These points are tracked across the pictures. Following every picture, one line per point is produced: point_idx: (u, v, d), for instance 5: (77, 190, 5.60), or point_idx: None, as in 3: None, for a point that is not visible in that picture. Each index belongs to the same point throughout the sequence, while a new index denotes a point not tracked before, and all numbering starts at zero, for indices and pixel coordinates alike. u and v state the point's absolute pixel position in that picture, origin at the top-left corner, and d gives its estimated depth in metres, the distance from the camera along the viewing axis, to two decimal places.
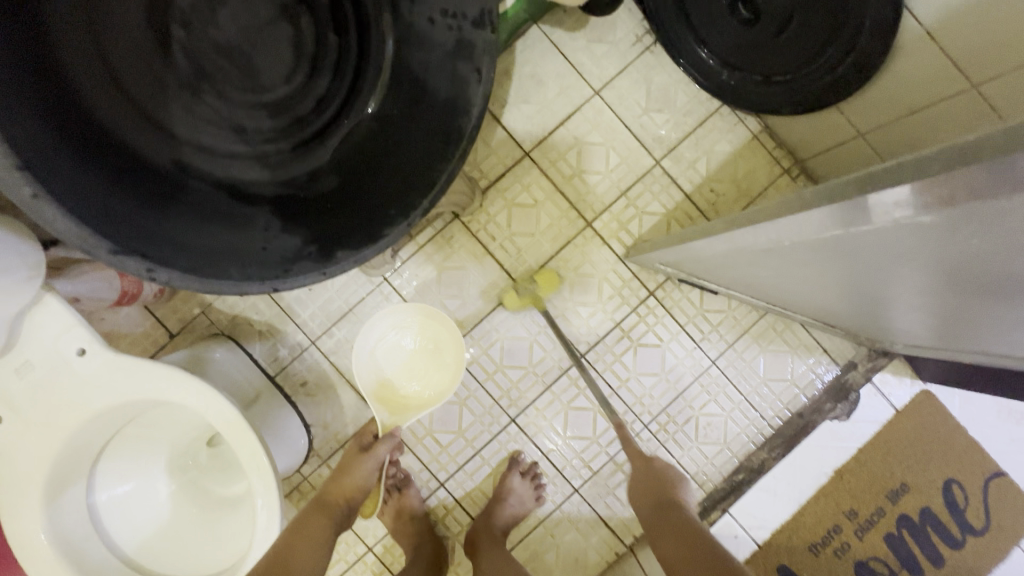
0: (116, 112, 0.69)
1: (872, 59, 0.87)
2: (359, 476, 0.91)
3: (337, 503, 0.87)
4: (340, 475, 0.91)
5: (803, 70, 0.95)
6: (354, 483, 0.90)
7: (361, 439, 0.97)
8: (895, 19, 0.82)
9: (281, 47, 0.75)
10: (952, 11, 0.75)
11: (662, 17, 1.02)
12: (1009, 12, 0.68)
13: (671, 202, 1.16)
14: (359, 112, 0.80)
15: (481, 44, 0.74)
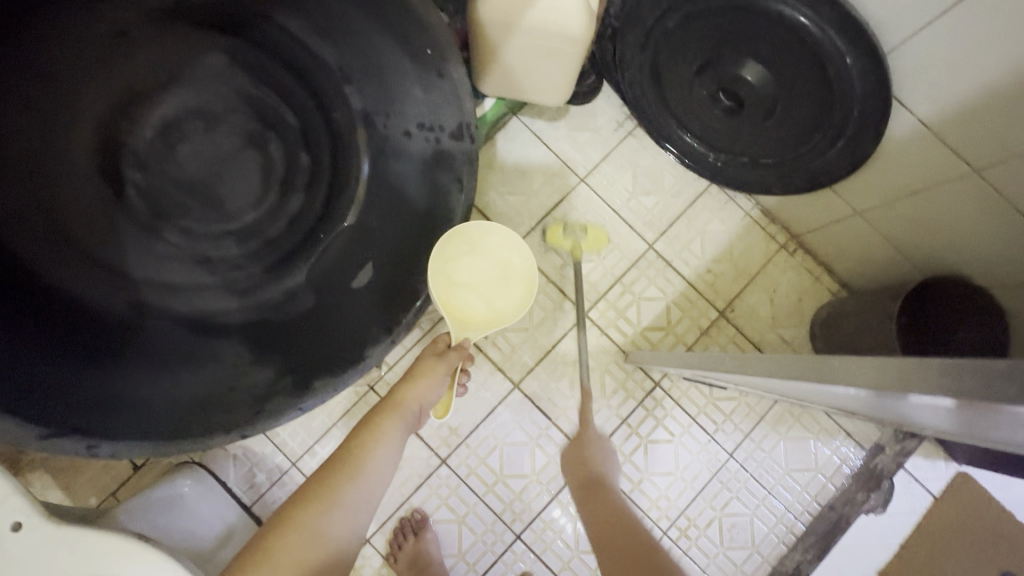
0: (65, 263, 0.64)
1: (863, 146, 0.83)
2: (430, 385, 0.68)
3: (405, 406, 0.68)
4: (411, 373, 0.70)
5: (790, 155, 0.91)
6: (424, 386, 0.68)
7: (434, 344, 0.73)
8: (885, 108, 0.79)
9: (249, 173, 0.71)
10: (955, 107, 0.72)
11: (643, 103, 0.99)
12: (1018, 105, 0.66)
13: (669, 286, 1.11)
14: (335, 228, 0.74)
15: (460, 155, 0.67)
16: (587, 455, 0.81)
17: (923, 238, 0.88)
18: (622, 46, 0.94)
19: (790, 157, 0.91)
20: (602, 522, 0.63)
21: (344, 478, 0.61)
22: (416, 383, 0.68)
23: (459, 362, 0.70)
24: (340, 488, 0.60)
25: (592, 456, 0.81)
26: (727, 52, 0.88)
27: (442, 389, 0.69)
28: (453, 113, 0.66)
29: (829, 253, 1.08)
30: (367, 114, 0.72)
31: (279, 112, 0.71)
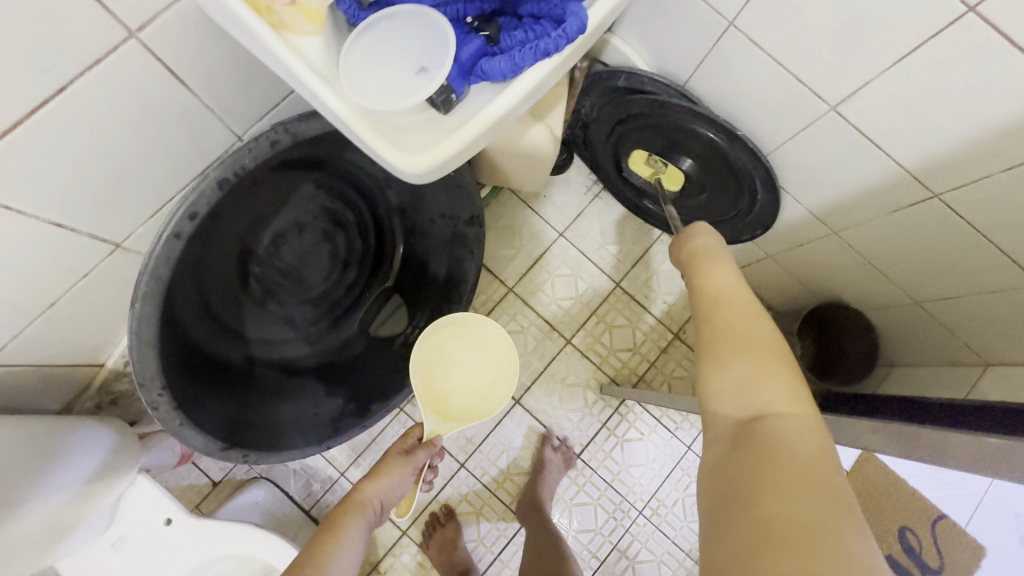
0: (211, 336, 0.86)
1: (757, 221, 1.14)
2: (392, 483, 0.84)
3: (369, 503, 0.81)
4: (374, 473, 0.85)
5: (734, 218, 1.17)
6: (389, 486, 0.84)
7: (404, 442, 0.91)
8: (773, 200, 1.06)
9: (321, 254, 0.96)
10: (825, 201, 0.99)
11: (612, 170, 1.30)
12: (860, 198, 0.93)
13: (633, 315, 1.41)
14: (376, 285, 1.05)
15: (472, 239, 1.01)
16: (769, 396, 0.56)
17: (810, 274, 1.20)
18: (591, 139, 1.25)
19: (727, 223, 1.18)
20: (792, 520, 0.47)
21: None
22: (384, 482, 0.84)
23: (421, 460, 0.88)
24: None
25: (798, 437, 0.53)
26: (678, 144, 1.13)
27: (404, 485, 0.86)
28: (467, 209, 0.98)
29: (756, 284, 1.39)
30: (404, 208, 0.99)
31: (343, 213, 0.95)
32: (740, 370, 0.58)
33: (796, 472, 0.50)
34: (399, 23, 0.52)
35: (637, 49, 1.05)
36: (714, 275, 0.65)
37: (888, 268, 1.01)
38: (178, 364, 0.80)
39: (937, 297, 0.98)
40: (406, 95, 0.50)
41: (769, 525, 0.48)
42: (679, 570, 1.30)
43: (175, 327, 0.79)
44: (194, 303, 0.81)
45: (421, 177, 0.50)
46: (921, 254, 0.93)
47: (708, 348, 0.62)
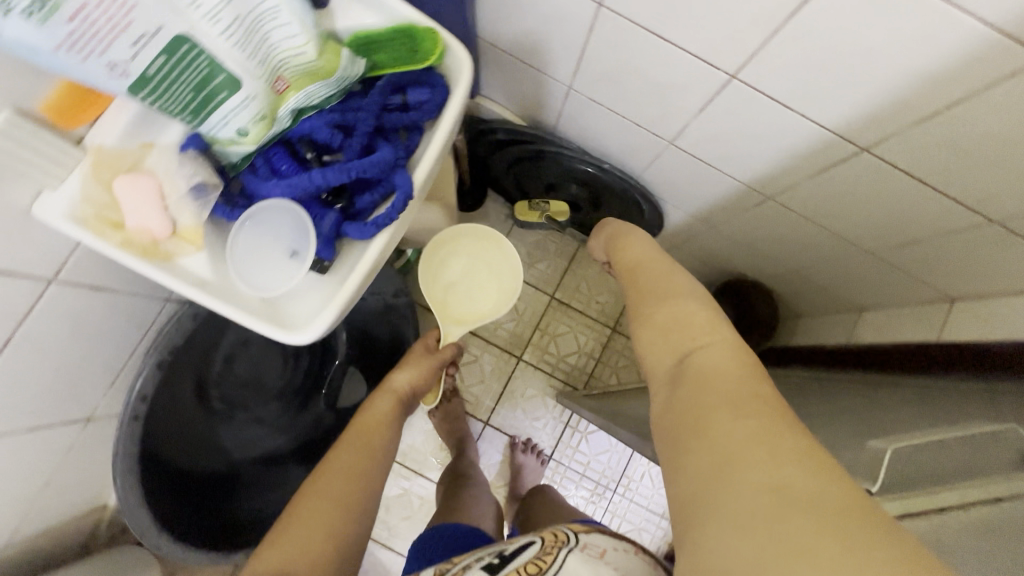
0: (191, 463, 0.99)
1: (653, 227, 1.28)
2: (420, 378, 1.05)
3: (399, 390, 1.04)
4: (404, 365, 1.06)
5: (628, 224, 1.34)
6: (416, 377, 1.05)
7: (427, 343, 1.10)
8: (654, 211, 1.21)
9: (271, 358, 1.07)
10: (696, 207, 1.14)
11: (516, 197, 1.43)
12: (721, 203, 1.07)
13: (573, 320, 1.55)
14: (329, 364, 1.15)
15: (404, 306, 1.14)
16: (691, 337, 0.59)
17: (710, 257, 1.35)
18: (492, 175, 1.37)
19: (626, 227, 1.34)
20: (746, 429, 0.46)
21: (333, 506, 0.80)
22: (413, 375, 1.05)
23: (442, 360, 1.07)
24: (349, 477, 0.85)
25: (728, 364, 0.54)
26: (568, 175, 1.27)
27: (429, 378, 1.07)
28: (392, 283, 1.12)
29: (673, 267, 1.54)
30: None
31: None
32: (658, 328, 0.62)
33: (728, 387, 0.51)
34: (266, 217, 0.64)
35: (505, 104, 1.16)
36: (632, 256, 0.76)
37: (765, 247, 1.16)
38: (165, 505, 0.94)
39: (807, 265, 1.14)
40: (287, 277, 0.63)
41: (725, 439, 0.46)
42: (658, 532, 1.48)
43: (153, 472, 0.93)
44: (164, 445, 0.94)
45: (314, 338, 0.62)
46: (783, 236, 1.08)
47: (640, 316, 0.66)
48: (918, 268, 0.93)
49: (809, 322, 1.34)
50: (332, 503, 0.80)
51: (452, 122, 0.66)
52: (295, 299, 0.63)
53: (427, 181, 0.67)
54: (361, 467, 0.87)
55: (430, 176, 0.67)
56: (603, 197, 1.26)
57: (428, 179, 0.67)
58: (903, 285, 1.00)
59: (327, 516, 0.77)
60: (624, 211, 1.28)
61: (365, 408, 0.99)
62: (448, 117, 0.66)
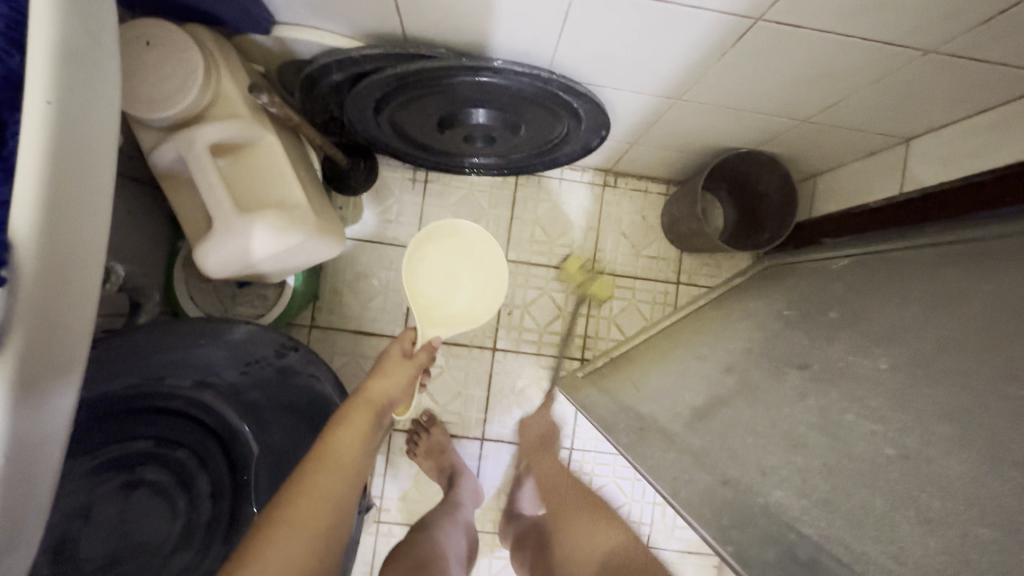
0: None
1: (601, 124, 0.90)
2: (399, 383, 0.74)
3: (378, 403, 0.71)
4: (377, 372, 0.74)
5: (571, 131, 0.95)
6: (395, 386, 0.73)
7: (401, 343, 0.79)
8: (598, 102, 0.83)
9: (150, 505, 0.81)
10: (644, 80, 0.77)
11: (415, 147, 1.04)
12: (680, 58, 0.70)
13: (541, 278, 1.22)
14: (251, 466, 0.85)
15: (296, 363, 0.78)
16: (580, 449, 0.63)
17: (682, 142, 1.00)
18: (366, 132, 0.96)
19: (569, 134, 0.95)
20: None
21: (348, 501, 0.59)
22: (391, 380, 0.74)
23: (424, 364, 0.78)
24: (346, 487, 0.60)
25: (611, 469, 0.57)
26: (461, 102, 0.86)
27: (408, 390, 0.76)
28: (265, 342, 0.76)
29: (638, 169, 1.20)
30: (203, 382, 0.81)
31: (146, 430, 0.81)
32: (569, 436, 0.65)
33: None
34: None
35: (339, 31, 0.74)
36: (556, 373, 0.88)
37: (757, 102, 0.81)
38: None
39: (820, 108, 0.79)
40: None
41: None
42: None
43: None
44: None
45: None
46: (778, 80, 0.73)
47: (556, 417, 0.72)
48: (997, 48, 0.60)
49: (832, 179, 1.01)
50: (323, 513, 0.55)
51: (48, 106, 0.37)
52: None
53: (62, 218, 0.39)
54: (347, 494, 0.59)
55: (63, 206, 0.39)
56: (520, 115, 0.88)
57: (53, 213, 0.38)
58: (979, 84, 0.67)
59: (328, 515, 0.56)
60: (559, 115, 0.88)
61: (324, 431, 0.65)
62: (32, 104, 0.37)
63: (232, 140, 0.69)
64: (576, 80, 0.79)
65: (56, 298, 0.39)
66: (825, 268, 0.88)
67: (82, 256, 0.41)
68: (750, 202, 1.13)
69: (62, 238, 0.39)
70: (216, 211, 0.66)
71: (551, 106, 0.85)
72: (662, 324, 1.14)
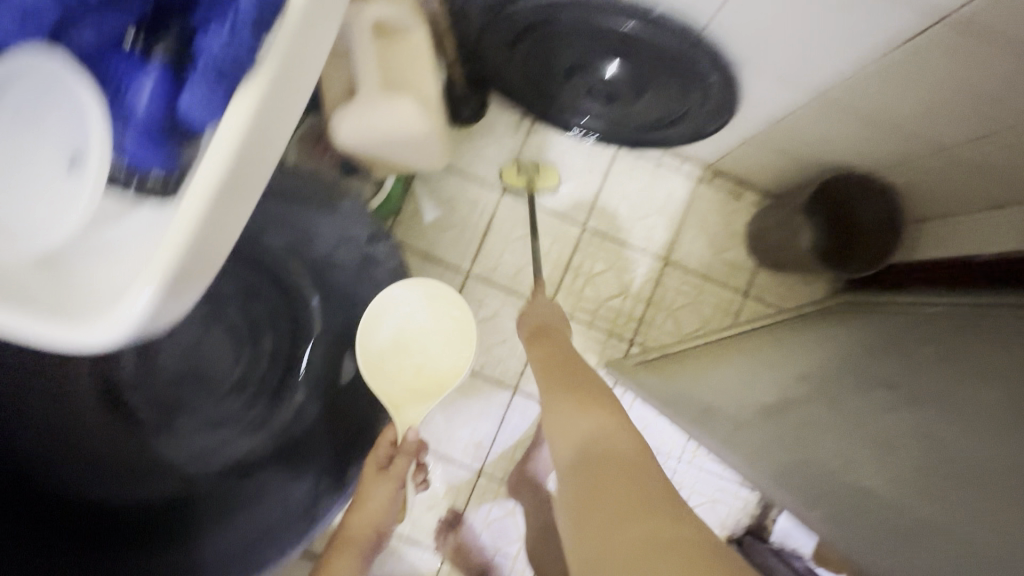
0: (128, 480, 0.81)
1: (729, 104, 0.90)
2: (382, 511, 0.77)
3: (361, 537, 0.78)
4: (355, 502, 0.77)
5: (689, 107, 0.95)
6: (370, 516, 0.77)
7: (379, 452, 0.76)
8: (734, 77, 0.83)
9: (219, 348, 0.86)
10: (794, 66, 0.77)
11: (533, 94, 1.07)
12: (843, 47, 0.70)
13: (612, 255, 1.22)
14: (308, 346, 0.90)
15: (383, 256, 0.84)
16: None
17: (807, 150, 0.97)
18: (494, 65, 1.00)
19: (688, 113, 0.96)
20: None
21: None
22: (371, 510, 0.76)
23: (401, 472, 0.76)
24: None
25: None
26: (595, 51, 0.88)
27: (391, 504, 0.77)
28: (360, 226, 0.82)
29: (739, 172, 1.18)
30: (292, 249, 0.85)
31: (223, 280, 0.85)
32: None
33: None
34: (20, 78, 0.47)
35: None
36: None
37: (898, 120, 0.79)
38: (83, 539, 0.74)
39: (966, 139, 0.76)
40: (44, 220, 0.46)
41: None
42: (736, 503, 1.19)
43: (57, 495, 0.76)
44: (80, 464, 0.80)
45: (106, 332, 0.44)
46: (933, 97, 0.71)
47: None
48: None
49: (945, 226, 0.98)
50: (620, 449, 0.54)
51: None
52: (93, 255, 0.48)
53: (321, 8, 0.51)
54: None
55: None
56: (649, 77, 0.89)
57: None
58: None
59: None
60: (685, 84, 0.88)
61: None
62: None
63: (391, 24, 0.73)
64: (722, 54, 0.79)
65: (298, 61, 0.51)
66: (915, 312, 0.87)
67: (318, 43, 0.53)
68: (842, 230, 1.10)
69: (318, 27, 0.52)
70: (362, 83, 0.70)
71: (682, 76, 0.86)
72: (725, 334, 1.14)
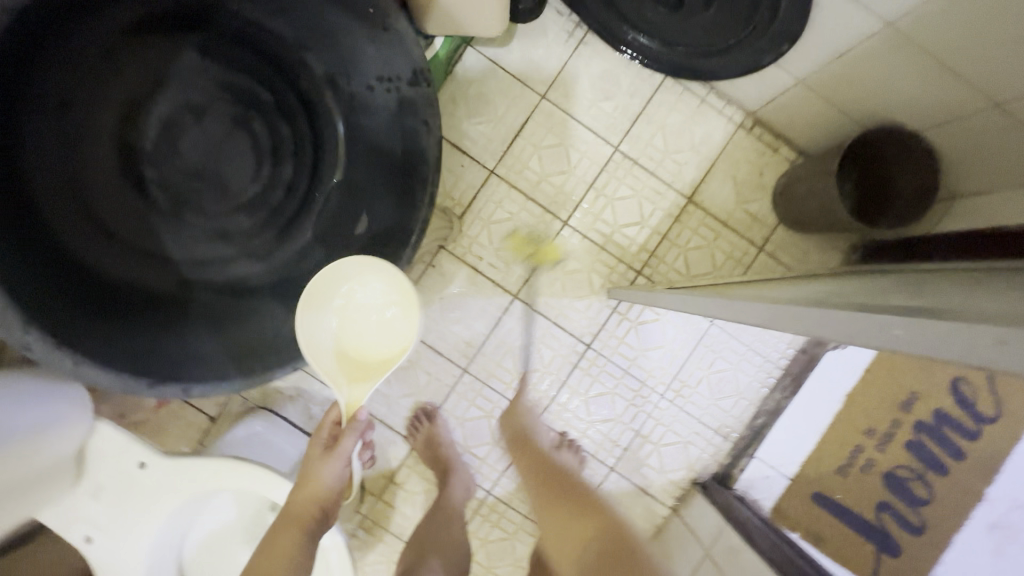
0: (123, 258, 0.77)
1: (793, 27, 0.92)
2: (328, 479, 0.82)
3: (309, 510, 0.80)
4: (302, 477, 0.82)
5: (746, 34, 0.98)
6: (318, 487, 0.81)
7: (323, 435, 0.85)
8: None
9: (239, 161, 0.82)
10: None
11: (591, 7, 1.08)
12: None
13: (638, 183, 1.21)
14: (326, 186, 0.85)
15: (421, 100, 0.75)
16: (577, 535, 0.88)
17: (857, 98, 0.96)
18: None
19: (746, 38, 0.98)
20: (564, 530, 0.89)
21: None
22: (314, 487, 0.80)
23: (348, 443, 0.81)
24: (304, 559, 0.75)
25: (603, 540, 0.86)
26: None
27: (338, 476, 0.83)
28: (406, 59, 0.74)
29: (781, 124, 1.17)
30: (331, 79, 0.81)
31: (255, 91, 0.81)
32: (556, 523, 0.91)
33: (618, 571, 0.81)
34: None
35: None
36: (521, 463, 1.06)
37: (960, 62, 0.79)
38: (75, 293, 0.70)
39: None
40: None
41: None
42: (708, 448, 1.21)
43: (51, 239, 0.72)
44: (79, 224, 0.76)
45: None
46: (1007, 31, 0.71)
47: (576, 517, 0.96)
48: None
49: None
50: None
51: None
52: None
53: None
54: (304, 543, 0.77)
55: None
56: None
57: None
58: None
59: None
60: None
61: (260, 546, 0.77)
62: None
63: None
64: None
65: None
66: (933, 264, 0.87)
67: None
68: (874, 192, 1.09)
69: None
70: None
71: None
72: (733, 279, 1.14)
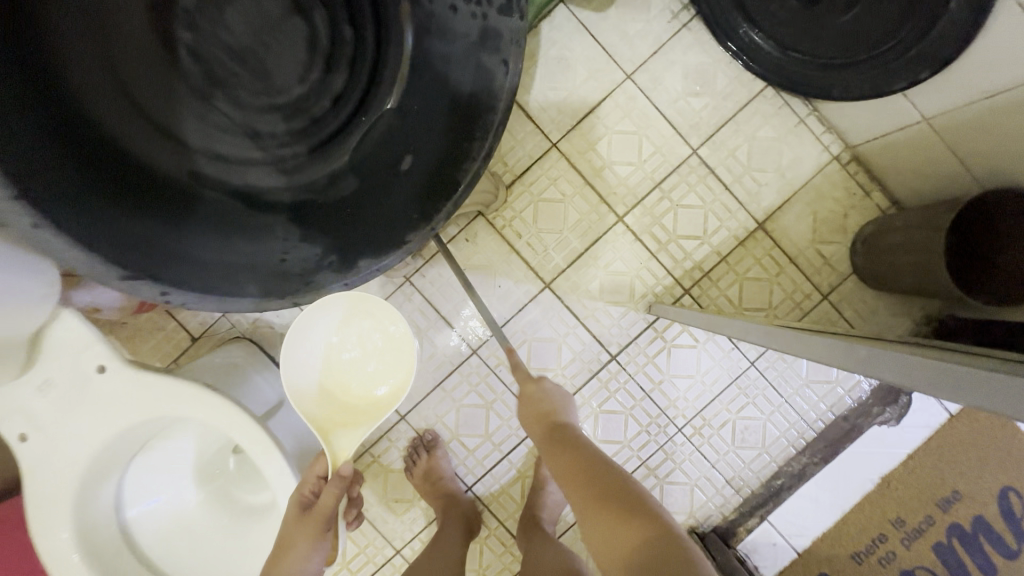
0: (129, 125, 0.60)
1: (941, 51, 0.82)
2: (311, 545, 0.74)
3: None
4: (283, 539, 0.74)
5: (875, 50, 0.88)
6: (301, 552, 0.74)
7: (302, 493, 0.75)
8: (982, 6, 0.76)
9: (285, 48, 0.65)
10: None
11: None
12: None
13: (708, 194, 1.09)
14: (378, 110, 0.68)
15: (508, 33, 0.60)
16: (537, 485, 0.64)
17: (988, 152, 0.84)
18: None
19: (880, 53, 0.87)
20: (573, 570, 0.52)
21: None
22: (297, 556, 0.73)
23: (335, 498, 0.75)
24: None
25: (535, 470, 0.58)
26: None
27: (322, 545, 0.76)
28: None
29: (883, 165, 1.05)
30: None
31: None
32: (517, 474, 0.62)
33: None
34: None
35: None
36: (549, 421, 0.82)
37: None
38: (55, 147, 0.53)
39: None
40: None
41: None
42: (716, 498, 1.09)
43: (46, 81, 0.54)
44: (87, 70, 0.57)
45: None
46: None
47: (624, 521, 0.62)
48: None
49: None
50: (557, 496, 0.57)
51: None
52: None
53: None
54: None
55: None
56: None
57: None
58: None
59: None
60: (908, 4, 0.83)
61: None
62: None
63: None
64: None
65: None
66: None
67: None
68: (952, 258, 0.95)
69: None
70: None
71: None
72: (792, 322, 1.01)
